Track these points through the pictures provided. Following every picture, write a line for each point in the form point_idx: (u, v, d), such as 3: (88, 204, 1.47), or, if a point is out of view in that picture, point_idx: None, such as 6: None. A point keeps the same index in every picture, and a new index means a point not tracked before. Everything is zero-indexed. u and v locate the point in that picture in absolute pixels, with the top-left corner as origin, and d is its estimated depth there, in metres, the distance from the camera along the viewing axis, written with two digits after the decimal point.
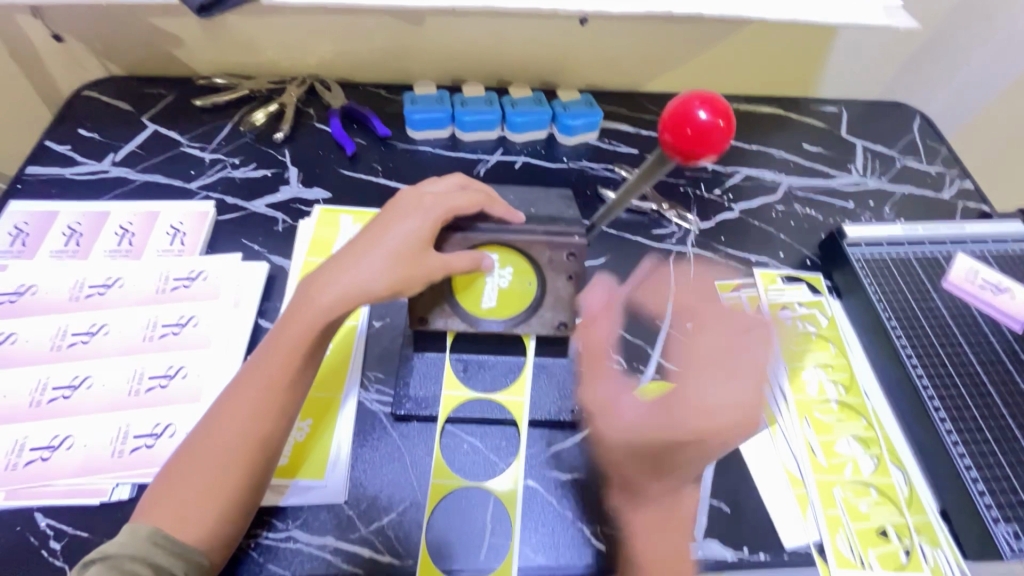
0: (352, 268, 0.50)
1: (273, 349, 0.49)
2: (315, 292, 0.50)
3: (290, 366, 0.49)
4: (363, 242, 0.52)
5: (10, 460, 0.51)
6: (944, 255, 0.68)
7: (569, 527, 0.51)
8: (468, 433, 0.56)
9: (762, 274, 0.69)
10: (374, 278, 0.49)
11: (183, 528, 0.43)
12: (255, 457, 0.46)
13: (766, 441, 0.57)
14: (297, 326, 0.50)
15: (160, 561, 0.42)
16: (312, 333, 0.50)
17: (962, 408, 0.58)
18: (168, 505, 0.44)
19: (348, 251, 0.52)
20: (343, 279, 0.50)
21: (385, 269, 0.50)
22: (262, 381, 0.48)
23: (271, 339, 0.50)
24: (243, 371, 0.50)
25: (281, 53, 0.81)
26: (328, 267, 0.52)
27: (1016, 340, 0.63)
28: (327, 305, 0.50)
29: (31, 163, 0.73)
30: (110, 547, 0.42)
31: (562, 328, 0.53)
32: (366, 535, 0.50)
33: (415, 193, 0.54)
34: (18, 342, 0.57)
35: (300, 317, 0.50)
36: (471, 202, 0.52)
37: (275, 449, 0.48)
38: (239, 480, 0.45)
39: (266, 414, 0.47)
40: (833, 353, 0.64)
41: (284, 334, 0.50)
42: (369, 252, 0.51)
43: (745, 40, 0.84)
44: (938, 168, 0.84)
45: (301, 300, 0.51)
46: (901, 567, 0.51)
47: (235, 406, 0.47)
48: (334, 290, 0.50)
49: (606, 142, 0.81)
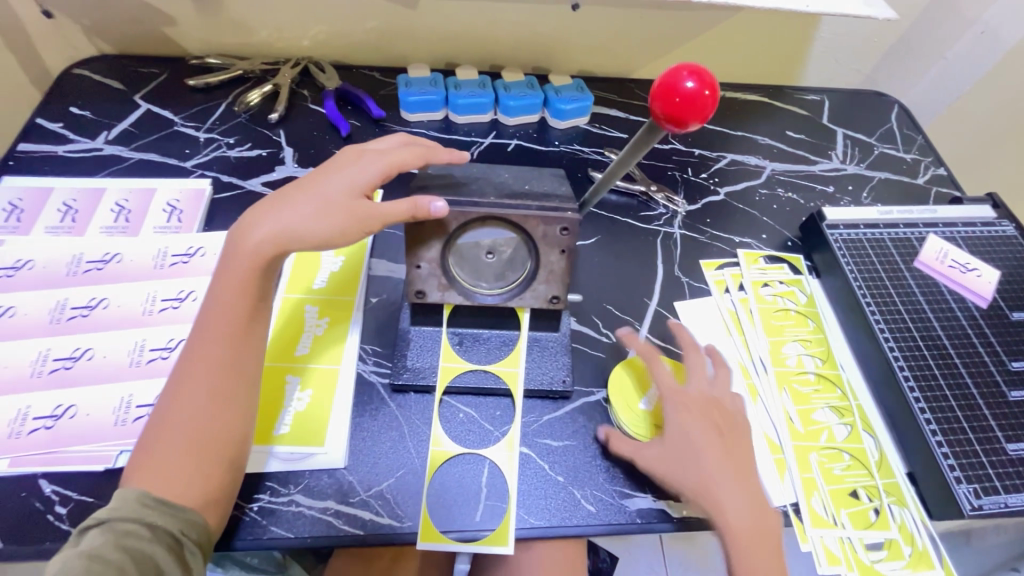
0: (282, 211, 0.52)
1: (219, 308, 0.50)
2: (244, 239, 0.51)
3: (242, 319, 0.50)
4: (293, 191, 0.53)
5: (14, 429, 0.52)
6: (917, 237, 0.72)
7: (561, 490, 0.54)
8: (464, 403, 0.58)
9: (746, 254, 0.72)
10: (307, 223, 0.51)
11: (171, 487, 0.44)
12: (226, 412, 0.48)
13: (747, 410, 0.60)
14: (237, 275, 0.50)
15: (154, 519, 0.43)
16: (256, 271, 0.51)
17: (930, 377, 0.61)
18: (149, 468, 0.45)
19: (275, 198, 0.53)
20: (268, 224, 0.51)
21: (326, 213, 0.52)
22: (218, 336, 0.49)
23: (212, 301, 0.51)
24: (194, 334, 0.50)
25: (274, 34, 0.81)
26: (258, 209, 0.53)
27: (981, 315, 0.66)
28: (259, 249, 0.51)
29: (24, 140, 0.73)
30: (103, 513, 0.43)
31: (554, 301, 0.56)
32: (366, 499, 0.52)
33: (357, 149, 0.57)
34: (18, 315, 0.58)
35: (237, 261, 0.51)
36: (414, 156, 0.55)
37: (244, 401, 0.49)
38: (220, 435, 0.47)
39: (227, 368, 0.49)
40: (811, 329, 0.67)
41: (225, 292, 0.50)
42: (295, 200, 0.52)
43: (731, 30, 0.87)
44: (914, 155, 0.88)
45: (234, 248, 0.51)
46: (871, 525, 0.55)
47: (200, 363, 0.49)
48: (260, 233, 0.51)
49: (596, 126, 0.83)
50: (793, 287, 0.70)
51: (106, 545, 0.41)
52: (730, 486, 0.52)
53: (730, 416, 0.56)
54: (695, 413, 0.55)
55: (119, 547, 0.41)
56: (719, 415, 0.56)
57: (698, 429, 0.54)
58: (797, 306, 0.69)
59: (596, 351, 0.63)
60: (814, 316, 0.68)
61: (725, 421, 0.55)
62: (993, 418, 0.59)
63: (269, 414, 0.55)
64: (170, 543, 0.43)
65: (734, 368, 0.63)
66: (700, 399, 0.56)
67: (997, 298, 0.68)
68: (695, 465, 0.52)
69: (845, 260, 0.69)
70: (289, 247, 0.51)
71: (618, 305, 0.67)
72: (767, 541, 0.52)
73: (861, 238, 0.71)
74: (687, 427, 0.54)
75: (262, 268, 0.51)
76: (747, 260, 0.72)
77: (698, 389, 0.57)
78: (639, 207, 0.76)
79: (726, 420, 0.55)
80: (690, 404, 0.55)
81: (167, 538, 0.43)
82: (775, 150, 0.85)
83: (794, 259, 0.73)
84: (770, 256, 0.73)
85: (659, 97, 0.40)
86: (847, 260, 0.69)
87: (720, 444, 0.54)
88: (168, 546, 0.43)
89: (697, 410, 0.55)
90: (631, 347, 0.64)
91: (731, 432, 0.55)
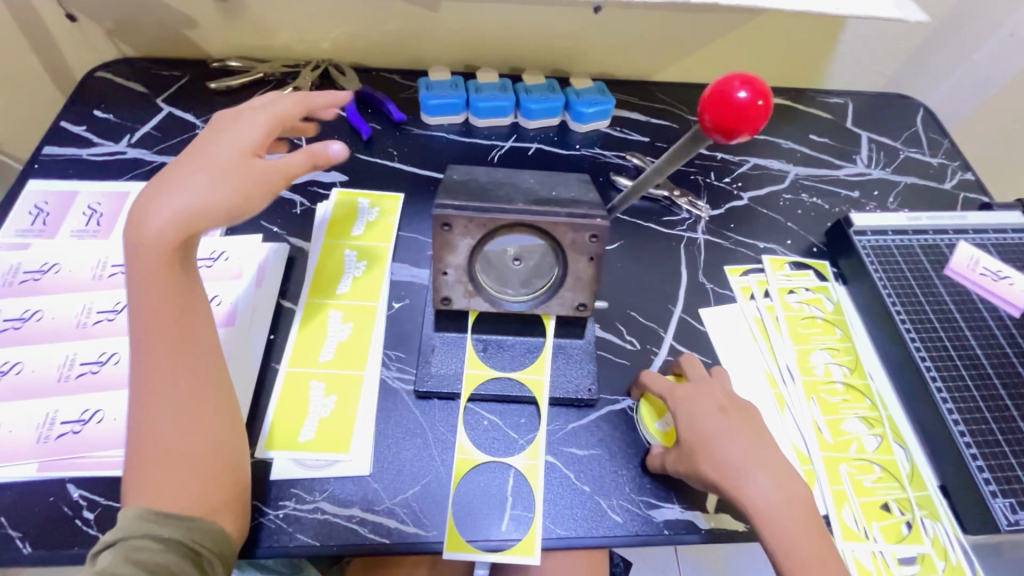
0: (172, 191, 0.46)
1: (156, 310, 0.47)
2: (141, 228, 0.46)
3: (184, 313, 0.48)
4: (175, 170, 0.48)
5: (42, 433, 0.52)
6: (947, 244, 0.71)
7: (587, 500, 0.53)
8: (488, 410, 0.57)
9: (771, 261, 0.71)
10: (207, 196, 0.47)
11: (165, 499, 0.43)
12: (195, 413, 0.47)
13: (775, 419, 0.60)
14: (162, 270, 0.47)
15: (163, 531, 0.42)
16: (175, 258, 0.47)
17: (962, 388, 0.60)
18: (142, 486, 0.43)
19: (158, 182, 0.48)
20: (168, 206, 0.46)
21: (221, 181, 0.47)
22: (167, 340, 0.47)
23: (139, 306, 0.47)
24: (133, 344, 0.47)
25: (296, 36, 0.81)
26: (145, 197, 0.47)
27: (1014, 324, 0.65)
28: (170, 232, 0.46)
29: (48, 143, 0.73)
30: (112, 534, 0.42)
31: (580, 308, 0.56)
32: (392, 507, 0.52)
33: (231, 111, 0.54)
34: (45, 319, 0.58)
35: (150, 255, 0.46)
36: (297, 104, 0.55)
37: (207, 396, 0.48)
38: (196, 436, 0.46)
39: (183, 369, 0.47)
40: (838, 337, 0.66)
41: (155, 291, 0.47)
42: (187, 170, 0.48)
43: (754, 33, 0.86)
44: (940, 159, 0.86)
45: (136, 244, 0.46)
46: (903, 539, 0.54)
47: (150, 370, 0.46)
48: (161, 219, 0.46)
49: (618, 130, 0.83)
50: (819, 294, 0.69)
51: (120, 563, 0.40)
52: (756, 464, 0.50)
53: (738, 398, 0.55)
54: (706, 397, 0.54)
55: (133, 563, 0.40)
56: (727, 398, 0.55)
57: (710, 414, 0.53)
58: (824, 313, 0.67)
59: (619, 358, 0.62)
60: (841, 324, 0.67)
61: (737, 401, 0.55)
62: None
63: (295, 420, 0.54)
64: (187, 553, 0.42)
65: (761, 376, 0.62)
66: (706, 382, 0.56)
67: None
68: (714, 453, 0.51)
69: (873, 268, 0.67)
70: (196, 225, 0.47)
71: (641, 312, 0.66)
72: (808, 517, 0.49)
73: (889, 245, 0.70)
74: (699, 413, 0.53)
75: (180, 251, 0.47)
76: (772, 266, 0.71)
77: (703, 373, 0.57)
78: (662, 212, 0.75)
79: (737, 404, 0.54)
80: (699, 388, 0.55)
81: (183, 548, 0.42)
82: (799, 154, 0.83)
83: (820, 265, 0.72)
84: (796, 262, 0.72)
85: (710, 109, 0.39)
86: (876, 267, 0.67)
87: (733, 425, 0.52)
88: (183, 556, 0.42)
89: (708, 393, 0.55)
90: (656, 354, 0.63)
91: (744, 412, 0.54)
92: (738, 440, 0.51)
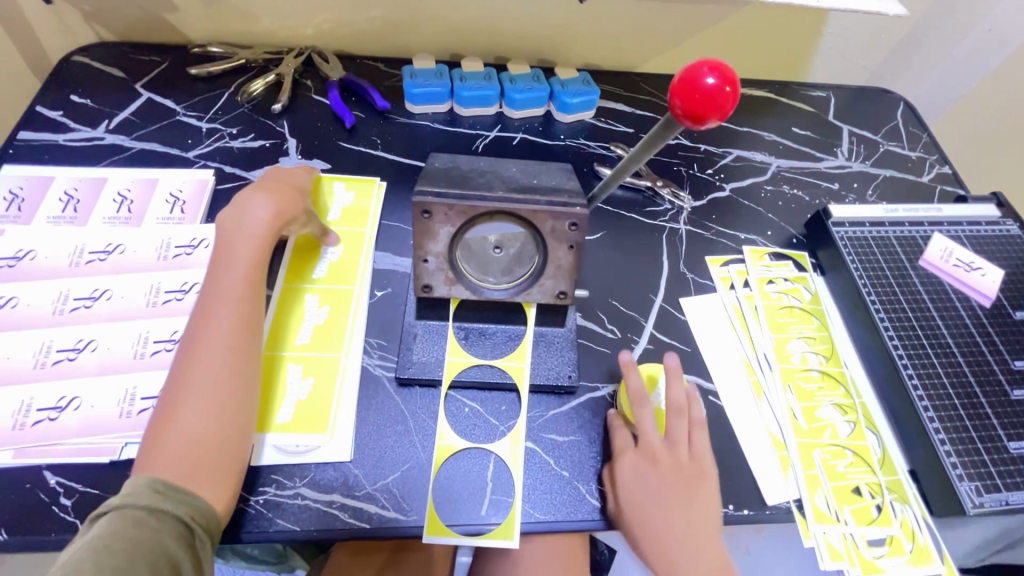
0: (264, 196, 0.56)
1: (222, 283, 0.51)
2: (243, 216, 0.54)
3: (252, 295, 0.52)
4: (263, 184, 0.58)
5: (17, 420, 0.51)
6: (922, 236, 0.72)
7: (565, 485, 0.54)
8: (470, 397, 0.58)
9: (751, 251, 0.72)
10: (286, 207, 0.56)
11: (186, 474, 0.44)
12: (246, 386, 0.48)
13: (751, 406, 0.61)
14: (241, 253, 0.53)
15: (164, 505, 0.42)
16: (254, 246, 0.53)
17: (934, 376, 0.62)
18: (177, 454, 0.44)
19: (252, 188, 0.57)
20: (265, 207, 0.55)
21: (293, 203, 0.57)
22: (231, 317, 0.50)
23: (214, 278, 0.51)
24: (196, 314, 0.50)
25: (278, 22, 0.80)
26: (242, 195, 0.56)
27: (985, 314, 0.67)
28: (263, 222, 0.54)
29: (23, 127, 0.72)
30: (115, 499, 0.42)
31: (561, 296, 0.56)
32: (372, 492, 0.52)
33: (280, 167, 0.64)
34: (20, 306, 0.57)
35: (235, 240, 0.53)
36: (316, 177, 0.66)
37: (256, 374, 0.50)
38: (240, 413, 0.47)
39: (250, 346, 0.50)
40: (815, 326, 0.67)
41: (228, 270, 0.52)
42: (276, 184, 0.58)
43: (738, 25, 0.86)
44: (919, 153, 0.87)
45: (231, 228, 0.54)
46: (873, 521, 0.55)
47: (212, 339, 0.48)
48: (257, 214, 0.54)
49: (603, 121, 0.83)
50: (797, 284, 0.70)
51: (114, 534, 0.40)
52: (689, 558, 0.51)
53: (688, 470, 0.53)
54: (654, 478, 0.52)
55: (126, 536, 0.40)
56: (676, 470, 0.53)
57: (650, 485, 0.52)
58: (801, 303, 0.69)
59: (601, 346, 0.63)
60: (818, 314, 0.68)
61: (686, 483, 0.53)
62: (996, 417, 0.60)
63: (271, 402, 0.54)
64: (180, 532, 0.42)
65: (738, 364, 0.63)
66: (660, 458, 0.53)
67: (1000, 297, 0.68)
68: (649, 542, 0.51)
69: (850, 259, 0.69)
70: (277, 227, 0.55)
71: (622, 301, 0.67)
72: None
73: (866, 236, 0.71)
74: (640, 487, 0.52)
75: (264, 241, 0.54)
76: (752, 257, 0.72)
77: (661, 446, 0.54)
78: (645, 203, 0.76)
79: (687, 487, 0.53)
80: (649, 466, 0.53)
81: (179, 526, 0.42)
82: (781, 147, 0.84)
83: (799, 255, 0.73)
84: (776, 253, 0.73)
85: (679, 94, 0.40)
86: (852, 258, 0.69)
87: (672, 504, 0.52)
88: (178, 534, 0.42)
89: (656, 476, 0.53)
90: (636, 343, 0.64)
91: (687, 486, 0.53)
92: (673, 532, 0.51)
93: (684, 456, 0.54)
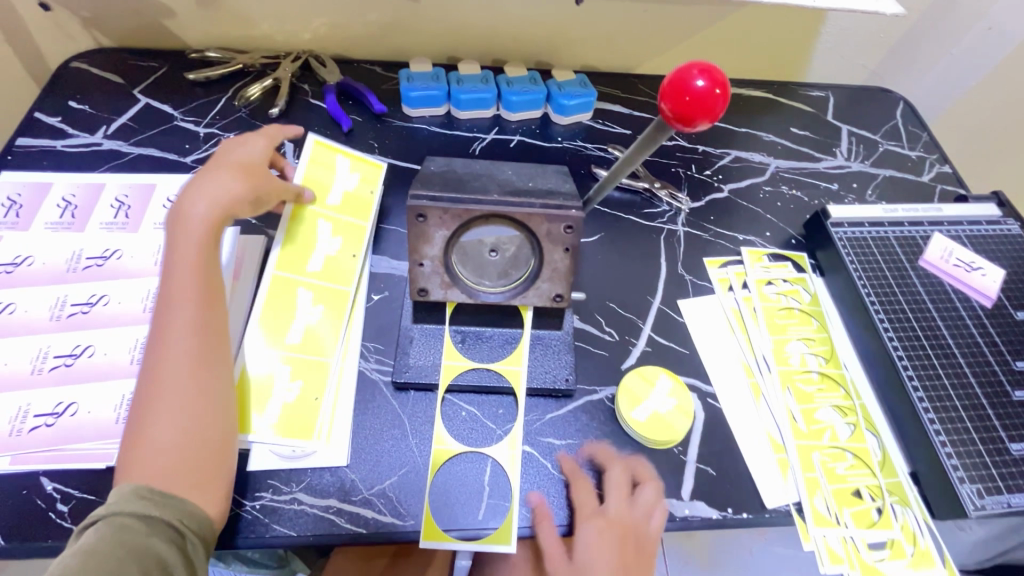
0: (210, 184, 0.53)
1: (178, 282, 0.49)
2: (189, 208, 0.52)
3: (208, 291, 0.50)
4: (208, 171, 0.55)
5: (14, 426, 0.51)
6: (922, 236, 0.71)
7: (563, 488, 0.54)
8: (466, 401, 0.58)
9: (750, 253, 0.72)
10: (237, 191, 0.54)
11: (167, 478, 0.44)
12: (215, 386, 0.48)
13: (750, 408, 0.60)
14: (191, 247, 0.51)
15: (151, 510, 0.42)
16: (206, 239, 0.51)
17: (934, 377, 0.61)
18: (155, 459, 0.44)
19: (198, 178, 0.54)
20: (209, 196, 0.52)
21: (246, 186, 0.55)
22: (186, 316, 0.48)
23: (169, 277, 0.50)
24: (156, 316, 0.49)
25: (275, 27, 0.81)
26: (191, 187, 0.53)
27: (986, 314, 0.66)
28: (212, 212, 0.52)
29: (22, 134, 0.72)
30: (102, 508, 0.42)
31: (557, 299, 0.56)
32: (369, 497, 0.52)
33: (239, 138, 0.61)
34: (17, 312, 0.57)
35: (187, 234, 0.51)
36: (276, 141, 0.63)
37: (225, 373, 0.49)
38: (212, 413, 0.47)
39: (213, 345, 0.49)
40: (815, 328, 0.66)
41: (184, 268, 0.50)
42: (222, 170, 0.55)
43: (736, 24, 0.86)
44: (919, 152, 0.87)
45: (179, 222, 0.51)
46: (873, 524, 0.55)
47: (171, 342, 0.47)
48: (205, 204, 0.52)
49: (600, 123, 0.83)
50: (797, 285, 0.70)
51: (103, 540, 0.40)
52: None
53: (647, 534, 0.52)
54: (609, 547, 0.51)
55: (115, 542, 0.40)
56: (633, 536, 0.52)
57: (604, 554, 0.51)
58: (801, 304, 0.68)
59: (599, 349, 0.63)
60: (818, 315, 0.68)
61: (637, 554, 0.52)
62: (997, 418, 0.59)
63: (257, 403, 0.53)
64: (173, 536, 0.42)
65: (737, 366, 0.63)
66: (619, 526, 0.52)
67: (1001, 297, 0.68)
68: None
69: (849, 260, 0.68)
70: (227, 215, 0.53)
71: (620, 303, 0.67)
72: None
73: (865, 237, 0.70)
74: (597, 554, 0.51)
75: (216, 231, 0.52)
76: (751, 258, 0.71)
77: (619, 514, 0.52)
78: (643, 204, 0.75)
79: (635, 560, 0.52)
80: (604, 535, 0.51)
81: (170, 531, 0.42)
82: (780, 147, 0.84)
83: (798, 257, 0.73)
84: (774, 254, 0.72)
85: (669, 97, 0.39)
86: (852, 259, 0.68)
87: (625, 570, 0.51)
88: (170, 539, 0.42)
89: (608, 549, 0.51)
90: (634, 345, 0.63)
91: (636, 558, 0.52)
92: None
93: (643, 527, 0.52)
